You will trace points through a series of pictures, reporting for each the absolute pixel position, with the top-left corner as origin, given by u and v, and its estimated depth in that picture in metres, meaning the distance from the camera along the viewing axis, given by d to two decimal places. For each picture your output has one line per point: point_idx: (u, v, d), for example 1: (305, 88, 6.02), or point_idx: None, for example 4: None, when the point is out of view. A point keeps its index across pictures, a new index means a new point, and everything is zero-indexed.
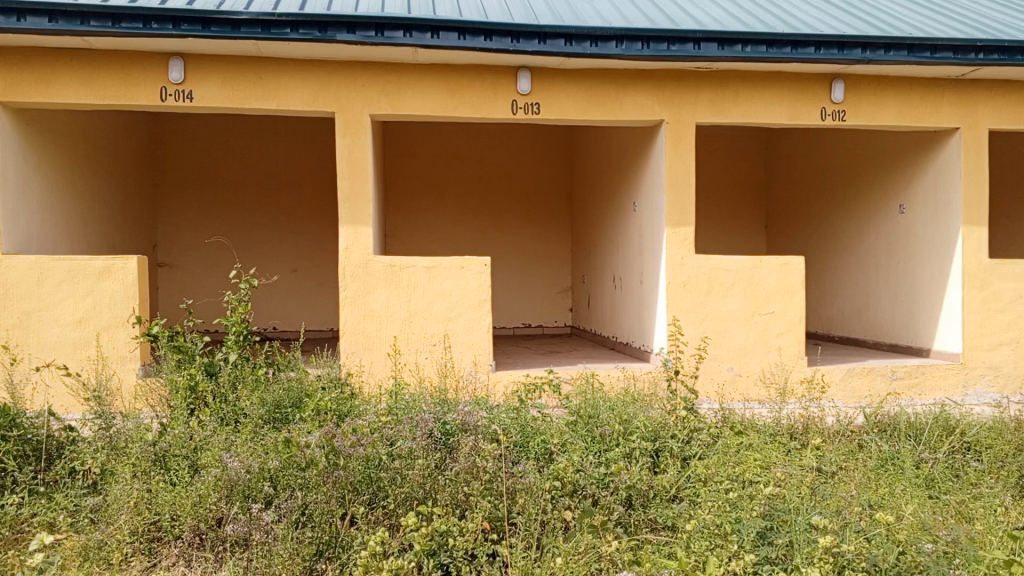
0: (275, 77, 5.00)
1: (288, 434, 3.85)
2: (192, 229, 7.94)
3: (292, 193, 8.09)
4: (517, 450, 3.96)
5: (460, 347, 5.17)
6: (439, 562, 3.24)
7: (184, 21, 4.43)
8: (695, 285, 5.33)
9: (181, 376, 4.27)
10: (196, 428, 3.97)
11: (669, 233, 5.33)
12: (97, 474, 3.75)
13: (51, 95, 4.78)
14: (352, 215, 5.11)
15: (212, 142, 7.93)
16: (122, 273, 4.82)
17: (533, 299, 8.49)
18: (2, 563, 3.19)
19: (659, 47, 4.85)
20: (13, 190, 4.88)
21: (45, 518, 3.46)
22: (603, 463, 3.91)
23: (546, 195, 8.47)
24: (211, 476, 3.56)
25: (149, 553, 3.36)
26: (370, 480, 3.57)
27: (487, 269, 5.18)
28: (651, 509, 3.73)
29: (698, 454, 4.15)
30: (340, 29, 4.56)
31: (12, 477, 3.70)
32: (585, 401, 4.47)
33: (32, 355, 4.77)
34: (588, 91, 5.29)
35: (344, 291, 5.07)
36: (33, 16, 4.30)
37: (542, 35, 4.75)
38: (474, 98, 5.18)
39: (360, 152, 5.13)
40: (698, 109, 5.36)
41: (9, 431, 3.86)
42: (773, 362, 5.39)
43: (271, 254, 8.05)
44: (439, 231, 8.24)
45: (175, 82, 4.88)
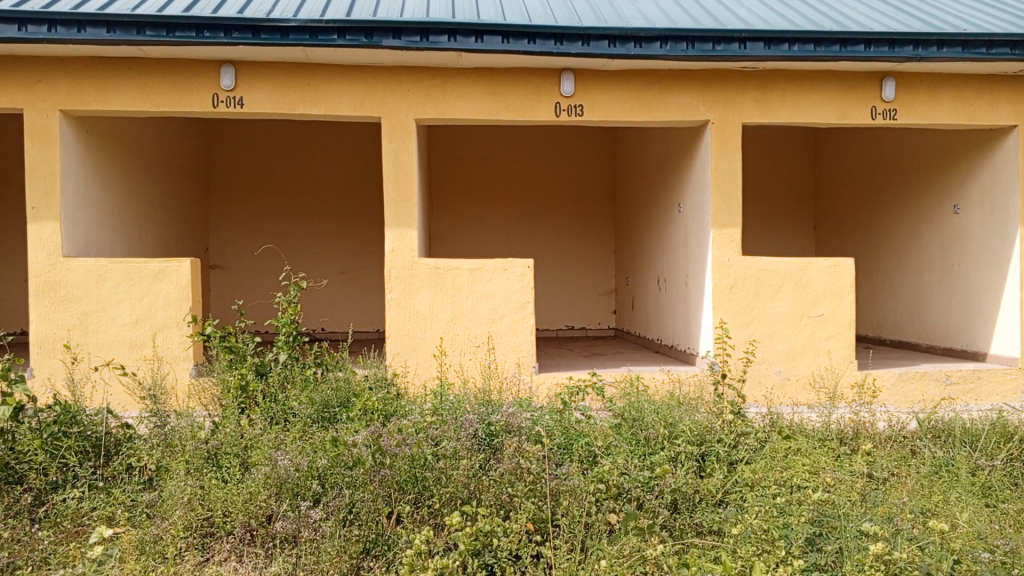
0: (322, 83, 5.10)
1: (336, 433, 3.93)
2: (242, 232, 8.14)
3: (337, 196, 8.21)
4: (561, 452, 3.98)
5: (504, 349, 5.19)
6: (484, 562, 3.26)
7: (235, 29, 4.55)
8: (742, 286, 5.27)
9: (233, 376, 4.39)
10: (246, 427, 4.06)
11: (715, 234, 5.28)
12: (153, 470, 3.87)
13: (109, 103, 4.95)
14: (398, 218, 5.18)
15: (261, 147, 8.10)
16: (175, 276, 4.95)
17: (577, 301, 8.48)
18: (65, 555, 3.31)
19: (704, 48, 4.81)
20: (73, 195, 5.07)
21: (104, 512, 3.58)
22: (648, 466, 3.90)
23: (589, 197, 8.45)
24: (261, 474, 3.65)
25: (202, 548, 3.44)
26: (415, 479, 3.61)
27: (530, 271, 5.17)
28: (697, 514, 3.69)
29: (746, 458, 4.11)
30: (386, 35, 4.62)
31: (73, 472, 3.83)
32: (630, 403, 4.44)
33: (91, 354, 4.93)
34: (632, 92, 5.27)
35: (389, 293, 5.14)
36: (92, 27, 4.46)
37: (586, 37, 4.75)
38: (518, 101, 5.21)
39: (405, 156, 5.20)
40: (744, 109, 5.30)
41: (70, 427, 4.00)
42: (822, 366, 5.29)
43: (318, 256, 8.20)
44: (482, 234, 8.30)
45: (226, 88, 5.01)
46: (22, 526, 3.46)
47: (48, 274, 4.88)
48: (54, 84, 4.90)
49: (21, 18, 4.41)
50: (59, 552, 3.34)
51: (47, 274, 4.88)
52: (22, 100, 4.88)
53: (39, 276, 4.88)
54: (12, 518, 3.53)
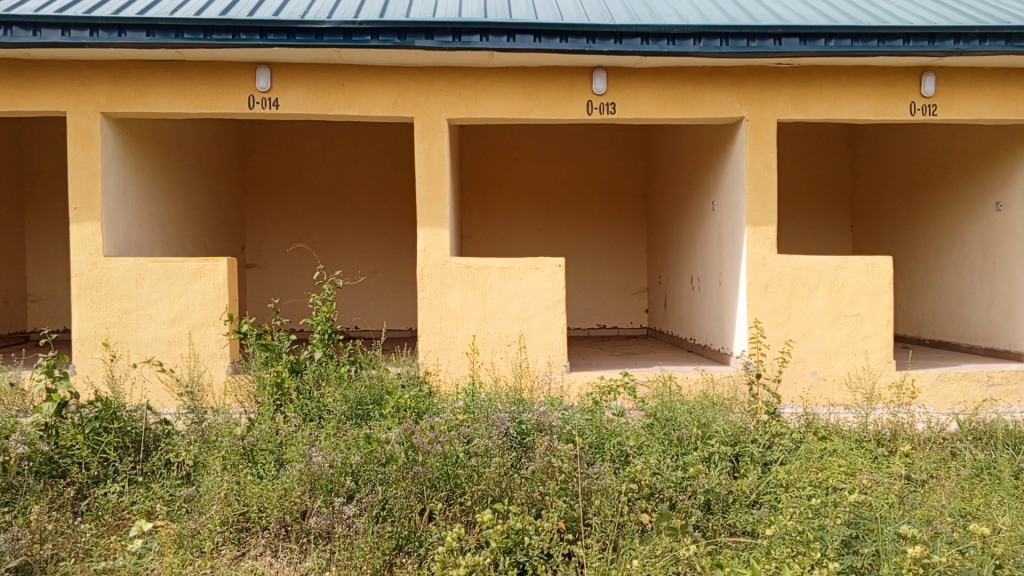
0: (356, 83, 5.15)
1: (369, 430, 3.96)
2: (277, 232, 8.26)
3: (370, 196, 8.28)
4: (593, 451, 3.97)
5: (535, 348, 5.19)
6: (516, 560, 3.26)
7: (271, 31, 4.60)
8: (778, 285, 5.21)
9: (269, 372, 4.45)
10: (281, 424, 4.12)
11: (750, 233, 5.23)
12: (191, 466, 3.94)
13: (148, 105, 5.04)
14: (430, 217, 5.21)
15: (295, 148, 8.20)
16: (212, 275, 5.03)
17: (608, 300, 8.45)
18: (106, 548, 3.38)
19: (738, 44, 4.76)
20: (114, 196, 5.18)
21: (144, 506, 3.65)
22: (680, 466, 3.87)
23: (621, 196, 8.41)
24: (296, 470, 3.70)
25: (238, 542, 3.49)
26: (447, 477, 3.64)
27: (562, 270, 5.16)
28: (730, 514, 3.66)
29: (780, 459, 4.07)
30: (419, 35, 4.65)
31: (114, 467, 3.91)
32: (662, 403, 4.41)
33: (131, 352, 5.03)
34: (665, 90, 5.23)
35: (421, 292, 5.17)
36: (132, 31, 4.54)
37: (618, 35, 4.73)
38: (550, 100, 5.21)
39: (438, 156, 5.23)
40: (779, 106, 5.24)
41: (111, 422, 4.08)
42: (859, 366, 5.21)
43: (351, 256, 8.27)
44: (512, 232, 8.32)
45: (262, 90, 5.08)
46: (65, 518, 3.54)
47: (90, 273, 5.00)
48: (96, 87, 5.01)
49: (64, 23, 4.51)
50: (100, 544, 3.41)
51: (88, 273, 4.99)
52: (65, 103, 4.99)
53: (81, 275, 4.99)
54: (56, 510, 3.62)
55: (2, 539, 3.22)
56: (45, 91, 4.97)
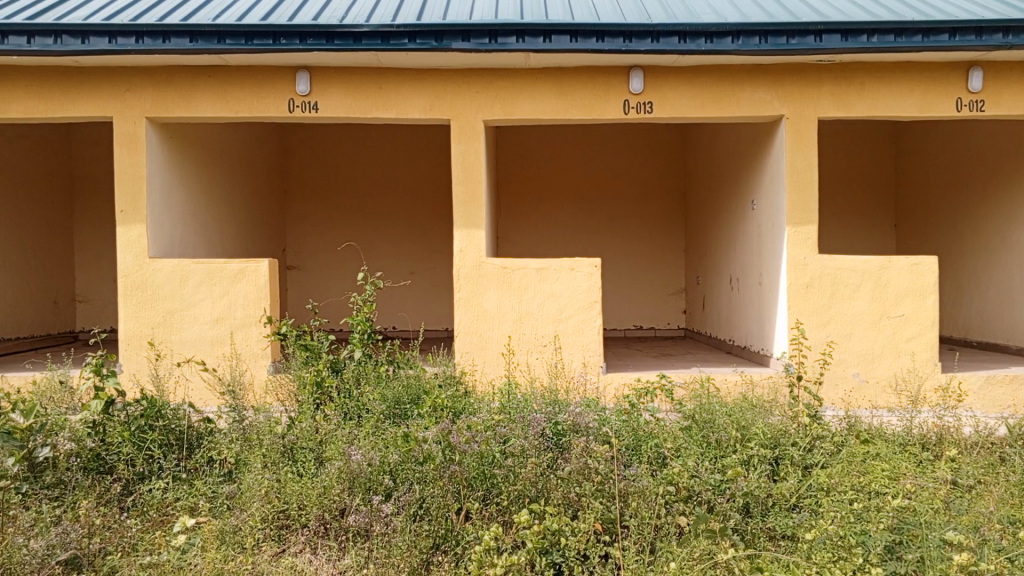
0: (393, 86, 5.20)
1: (407, 429, 4.00)
2: (316, 234, 8.38)
3: (406, 198, 8.33)
4: (629, 453, 3.95)
5: (571, 349, 5.18)
6: (552, 561, 3.26)
7: (310, 36, 4.67)
8: (819, 286, 5.13)
9: (309, 372, 4.52)
10: (321, 422, 4.18)
11: (790, 233, 5.15)
12: (233, 463, 4.02)
13: (191, 110, 5.15)
14: (466, 219, 5.23)
15: (334, 150, 8.31)
16: (254, 277, 5.12)
17: (645, 301, 8.39)
18: (151, 542, 3.45)
19: (778, 41, 4.70)
20: (158, 199, 5.30)
21: (187, 503, 3.72)
22: (719, 469, 3.83)
23: (658, 195, 8.34)
24: (335, 468, 3.74)
25: (278, 539, 3.54)
26: (484, 476, 3.66)
27: (597, 271, 5.14)
28: (770, 518, 3.62)
29: (821, 462, 4.00)
30: (455, 37, 4.67)
31: (158, 464, 4.00)
32: (700, 406, 4.35)
33: (175, 351, 5.14)
34: (702, 89, 5.18)
35: (457, 293, 5.20)
36: (176, 37, 4.65)
37: (655, 33, 4.70)
38: (586, 100, 5.20)
39: (474, 157, 5.25)
40: (820, 104, 5.16)
41: (156, 421, 4.16)
42: (904, 368, 5.10)
43: (389, 257, 8.36)
44: (549, 232, 8.33)
45: (302, 94, 5.16)
46: (113, 514, 3.63)
47: (136, 274, 5.12)
48: (141, 93, 5.13)
49: (111, 31, 4.63)
50: (145, 539, 3.48)
51: (134, 274, 5.12)
52: (112, 109, 5.12)
53: (127, 277, 5.12)
54: (103, 506, 3.72)
55: (53, 532, 3.33)
56: (93, 98, 5.11)
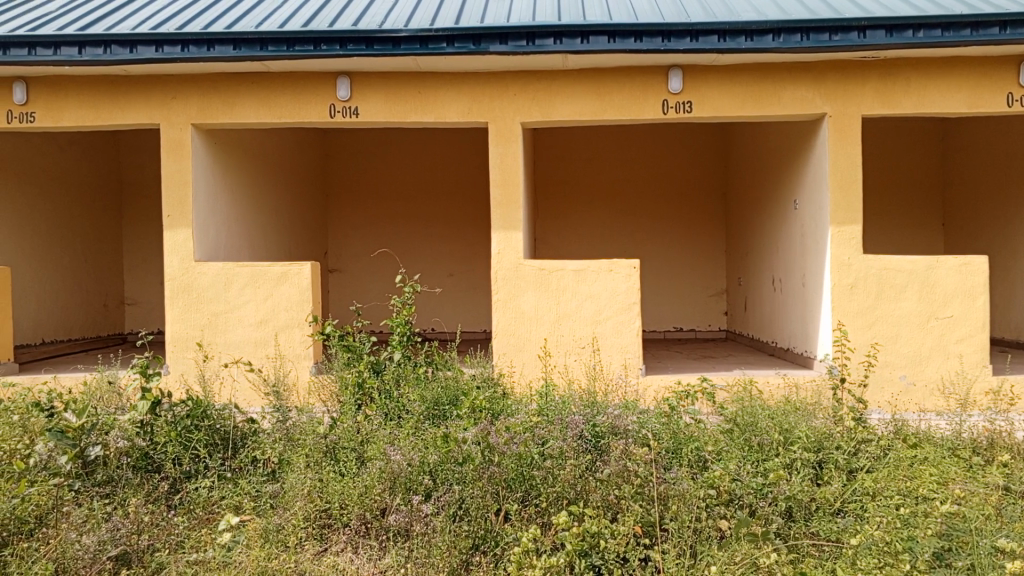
0: (432, 90, 5.24)
1: (447, 429, 4.02)
2: (357, 237, 8.48)
3: (444, 200, 8.38)
4: (669, 456, 3.92)
5: (610, 351, 5.15)
6: (592, 563, 3.25)
7: (350, 42, 4.73)
8: (864, 286, 5.03)
9: (351, 372, 4.59)
10: (363, 422, 4.23)
11: (833, 233, 5.07)
12: (276, 463, 4.08)
13: (235, 116, 5.25)
14: (504, 221, 5.25)
15: (373, 154, 8.42)
16: (297, 279, 5.19)
17: (684, 302, 8.31)
18: (197, 540, 3.52)
19: (820, 38, 4.63)
20: (204, 203, 5.41)
21: (232, 501, 3.79)
22: (761, 472, 3.78)
23: (699, 195, 8.26)
24: (376, 467, 3.79)
25: (320, 538, 3.58)
26: (523, 478, 3.66)
27: (636, 272, 5.11)
28: (813, 522, 3.56)
29: (866, 466, 3.94)
30: (493, 40, 4.69)
31: (204, 463, 4.08)
32: (742, 409, 4.31)
33: (221, 353, 5.25)
34: (743, 88, 5.13)
35: (495, 294, 5.22)
36: (220, 45, 4.74)
37: (694, 32, 4.66)
38: (625, 100, 5.18)
39: (512, 159, 5.27)
40: (865, 101, 5.07)
41: (201, 421, 4.24)
42: (953, 370, 4.98)
43: (428, 260, 8.41)
44: (587, 233, 8.31)
45: (342, 99, 5.23)
46: (160, 511, 3.71)
47: (182, 277, 5.23)
48: (186, 100, 5.25)
49: (158, 40, 4.74)
50: (191, 536, 3.55)
51: (181, 277, 5.23)
52: (159, 116, 5.25)
53: (174, 280, 5.24)
54: (152, 503, 3.80)
55: (104, 528, 3.42)
56: (141, 106, 5.24)
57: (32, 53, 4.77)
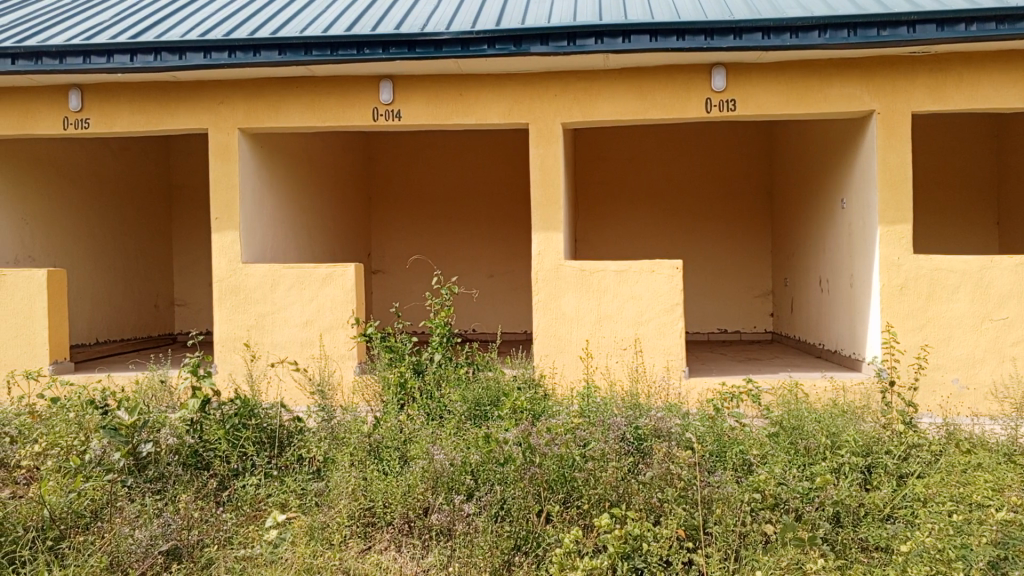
0: (473, 92, 5.26)
1: (488, 430, 4.04)
2: (399, 239, 8.59)
3: (485, 201, 8.41)
4: (714, 460, 3.87)
5: (652, 353, 5.11)
6: (634, 566, 3.23)
7: (392, 45, 4.78)
8: (914, 287, 4.92)
9: (393, 372, 4.66)
10: (406, 422, 4.27)
11: (882, 232, 4.96)
12: (321, 461, 4.14)
13: (280, 119, 5.34)
14: (545, 222, 5.26)
15: (416, 156, 8.50)
16: (341, 280, 5.25)
17: (728, 303, 8.21)
18: (245, 536, 3.58)
19: (868, 34, 4.53)
20: (250, 206, 5.52)
21: (278, 499, 3.85)
22: (808, 476, 3.71)
23: (743, 195, 8.15)
24: (419, 467, 3.82)
25: (364, 536, 3.61)
26: (564, 479, 3.64)
27: (679, 273, 5.06)
28: (862, 528, 3.48)
29: (917, 471, 3.84)
30: (534, 41, 4.70)
31: (251, 461, 4.14)
32: (788, 412, 4.25)
33: (267, 353, 5.34)
34: (788, 85, 5.05)
35: (536, 295, 5.23)
36: (266, 50, 4.84)
37: (738, 30, 4.60)
38: (667, 100, 5.13)
39: (553, 160, 5.26)
40: (914, 97, 4.95)
41: (249, 419, 4.31)
42: (1008, 374, 4.84)
43: (468, 261, 8.45)
44: (629, 234, 8.28)
45: (385, 102, 5.29)
46: (209, 507, 3.77)
47: (229, 278, 5.35)
48: (234, 105, 5.35)
49: (206, 46, 4.85)
50: (239, 533, 3.61)
51: (229, 278, 5.35)
52: (207, 121, 5.37)
53: (223, 281, 5.36)
54: (201, 499, 3.87)
55: (156, 523, 3.50)
56: (190, 111, 5.37)
57: (86, 62, 4.92)
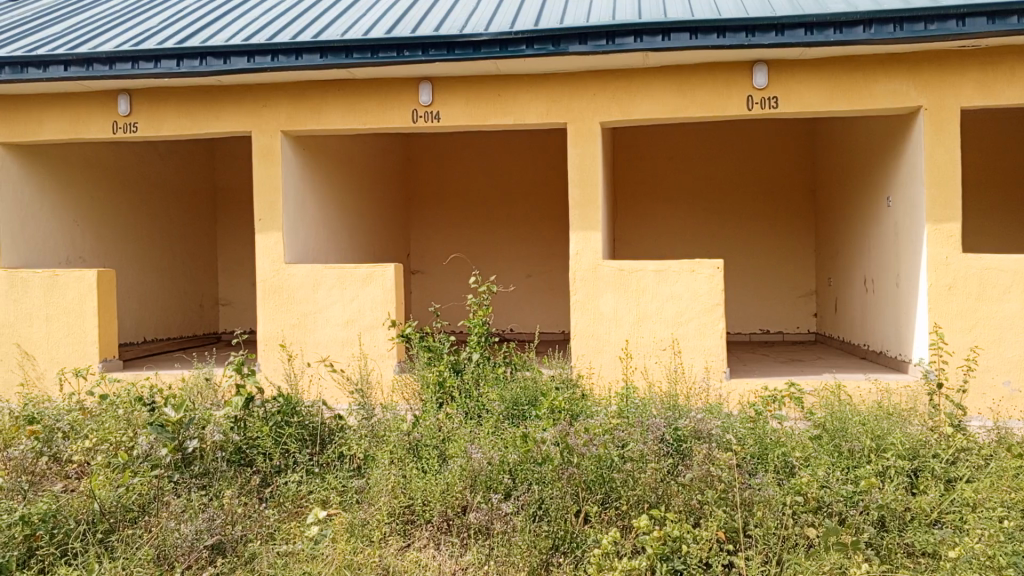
0: (512, 92, 5.28)
1: (526, 429, 4.04)
2: (437, 239, 8.65)
3: (523, 202, 8.41)
4: (755, 461, 3.84)
5: (691, 353, 5.07)
6: (673, 568, 3.20)
7: (431, 47, 4.82)
8: (963, 287, 4.80)
9: (432, 372, 4.70)
10: (445, 420, 4.30)
11: (929, 231, 4.85)
12: (362, 459, 4.18)
13: (321, 122, 5.42)
14: (583, 222, 5.25)
15: (455, 157, 8.55)
16: (381, 280, 5.30)
17: (770, 303, 8.09)
18: (287, 532, 3.64)
19: (915, 28, 4.44)
20: (293, 207, 5.61)
21: (320, 496, 3.89)
22: (852, 480, 3.65)
23: (785, 194, 8.03)
24: (457, 466, 3.85)
25: (403, 534, 3.65)
26: (603, 480, 3.62)
27: (719, 272, 5.00)
28: (908, 533, 3.40)
29: (966, 476, 3.75)
30: (573, 41, 4.70)
31: (293, 458, 4.20)
32: (832, 414, 4.18)
33: (309, 352, 5.42)
34: (832, 81, 4.96)
35: (574, 295, 5.22)
36: (308, 54, 4.91)
37: (780, 26, 4.54)
38: (708, 97, 5.08)
39: (592, 160, 5.25)
40: (963, 92, 4.83)
41: (291, 417, 4.39)
42: None
43: (506, 260, 8.46)
44: (668, 233, 8.23)
45: (424, 104, 5.33)
46: (253, 504, 3.85)
47: (273, 278, 5.45)
48: (276, 108, 5.45)
49: (250, 50, 4.94)
50: (282, 528, 3.68)
51: (272, 279, 5.44)
52: (250, 123, 5.47)
53: (266, 281, 5.46)
54: (245, 495, 3.95)
55: (201, 518, 3.58)
56: (234, 114, 5.47)
57: (135, 67, 5.05)
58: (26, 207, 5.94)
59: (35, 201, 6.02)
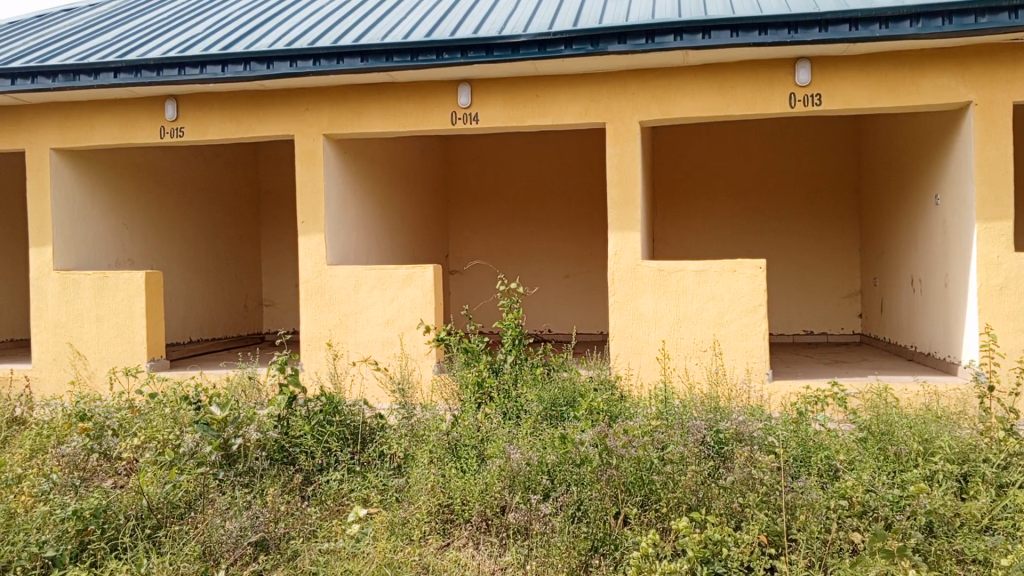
0: (551, 92, 5.28)
1: (564, 430, 4.03)
2: (476, 240, 8.70)
3: (561, 202, 8.40)
4: (797, 464, 3.77)
5: (733, 354, 5.01)
6: (714, 570, 3.17)
7: (471, 49, 4.84)
8: (1016, 287, 4.67)
9: (471, 372, 4.74)
10: (483, 421, 4.32)
11: (980, 230, 4.73)
12: (401, 458, 4.22)
13: (362, 124, 5.49)
14: (622, 221, 5.23)
15: (493, 158, 8.59)
16: (420, 281, 5.35)
17: (813, 303, 7.96)
18: (328, 530, 3.68)
19: (964, 22, 4.33)
20: (334, 209, 5.68)
21: (361, 493, 3.94)
22: (898, 484, 3.56)
23: (829, 191, 7.88)
24: (496, 466, 3.85)
25: (443, 533, 3.67)
26: (642, 482, 3.59)
27: (762, 272, 4.94)
28: (958, 540, 3.29)
29: (1019, 481, 3.63)
30: (612, 40, 4.68)
31: (335, 456, 4.25)
32: (877, 416, 4.13)
33: (351, 351, 5.49)
34: (877, 77, 4.87)
35: (613, 295, 5.20)
36: (349, 58, 4.97)
37: (823, 22, 4.46)
38: (750, 95, 5.02)
39: (631, 159, 5.23)
40: (1014, 86, 4.70)
41: (333, 415, 4.46)
42: None
43: (544, 261, 8.47)
44: (709, 232, 8.16)
45: (463, 106, 5.36)
46: (295, 501, 3.91)
47: (315, 279, 5.53)
48: (318, 111, 5.53)
49: (292, 55, 5.02)
50: (323, 527, 3.71)
51: (314, 280, 5.53)
52: (293, 127, 5.56)
53: (308, 282, 5.54)
54: (288, 493, 4.01)
55: (245, 515, 3.65)
56: (277, 118, 5.57)
57: (182, 73, 5.17)
58: (78, 211, 6.11)
59: (86, 205, 6.19)
